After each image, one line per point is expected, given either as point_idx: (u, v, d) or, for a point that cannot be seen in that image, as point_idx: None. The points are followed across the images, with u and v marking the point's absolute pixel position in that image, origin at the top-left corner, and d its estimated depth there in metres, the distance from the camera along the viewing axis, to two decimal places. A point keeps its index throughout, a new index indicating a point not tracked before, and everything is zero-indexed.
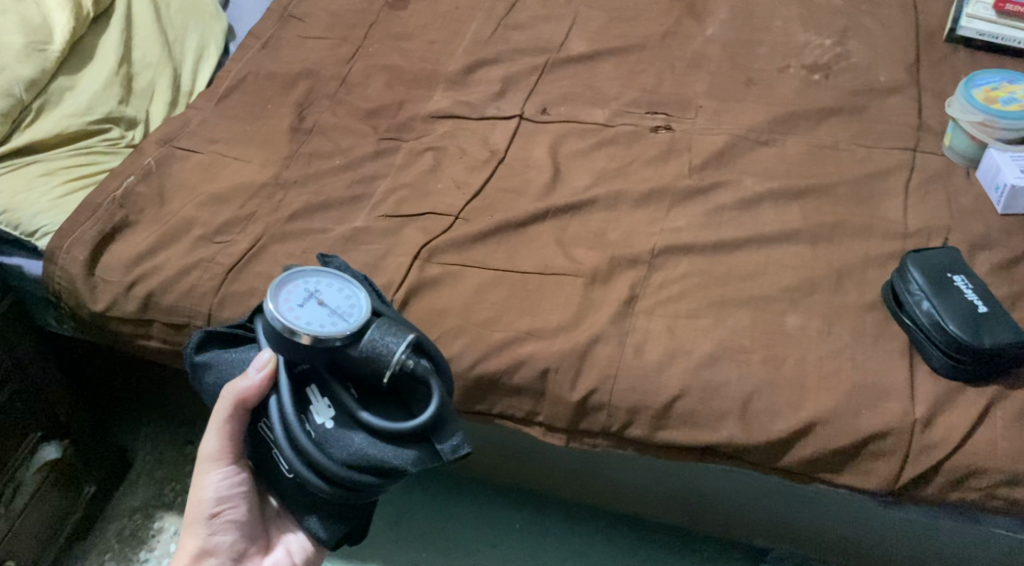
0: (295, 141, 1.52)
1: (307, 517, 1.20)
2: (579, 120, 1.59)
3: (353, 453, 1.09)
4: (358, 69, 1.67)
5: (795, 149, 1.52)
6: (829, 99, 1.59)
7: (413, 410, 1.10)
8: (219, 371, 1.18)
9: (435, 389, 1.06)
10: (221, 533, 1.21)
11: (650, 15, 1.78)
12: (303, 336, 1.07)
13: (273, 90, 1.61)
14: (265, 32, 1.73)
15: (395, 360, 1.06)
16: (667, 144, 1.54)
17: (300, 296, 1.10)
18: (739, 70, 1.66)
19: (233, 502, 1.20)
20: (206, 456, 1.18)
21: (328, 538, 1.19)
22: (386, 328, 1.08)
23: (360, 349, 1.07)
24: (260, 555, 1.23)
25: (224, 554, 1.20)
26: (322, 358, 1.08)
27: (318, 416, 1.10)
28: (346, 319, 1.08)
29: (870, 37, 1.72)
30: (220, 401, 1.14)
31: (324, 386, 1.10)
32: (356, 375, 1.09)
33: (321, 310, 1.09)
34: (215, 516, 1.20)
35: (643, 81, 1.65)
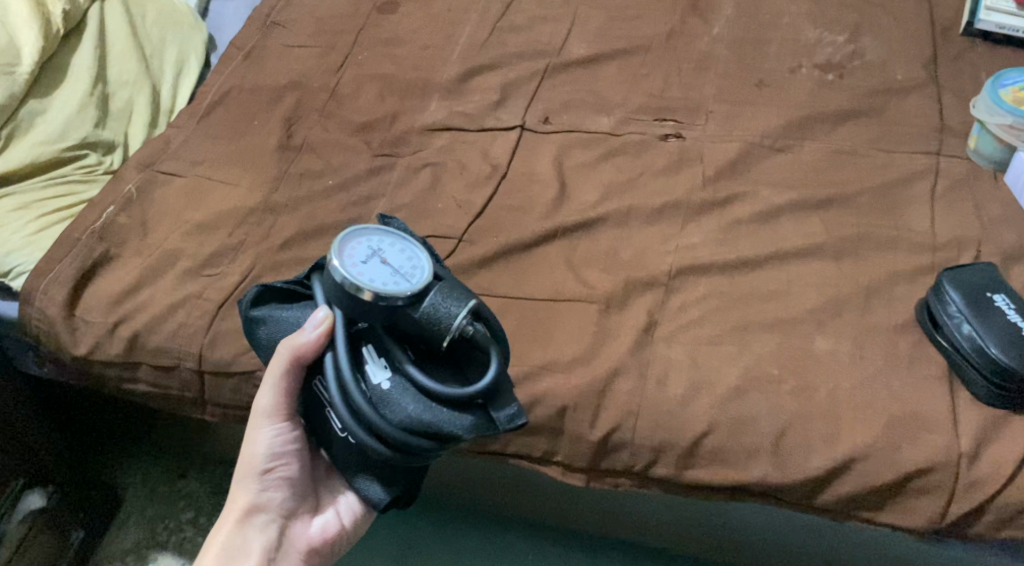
0: (285, 161, 1.43)
1: (358, 476, 1.13)
2: (584, 129, 1.51)
3: (407, 417, 1.01)
4: (348, 78, 1.58)
5: (812, 155, 1.44)
6: (846, 101, 1.51)
7: (471, 377, 1.03)
8: (272, 327, 1.11)
9: (495, 357, 0.99)
10: (272, 491, 1.15)
11: (652, 14, 1.70)
12: (364, 292, 1.00)
13: (259, 104, 1.52)
14: (248, 41, 1.64)
15: (455, 326, 0.99)
16: (678, 153, 1.46)
17: (362, 252, 1.03)
18: (749, 71, 1.59)
19: (286, 459, 1.15)
20: (260, 410, 1.12)
21: (380, 500, 1.12)
22: (450, 293, 1.01)
23: (420, 312, 1.00)
24: (308, 516, 1.17)
25: (274, 511, 1.15)
26: (380, 318, 1.01)
27: (374, 376, 1.03)
28: (408, 279, 1.01)
29: (883, 33, 1.64)
30: (276, 355, 1.07)
31: (381, 346, 1.03)
32: (413, 338, 1.02)
33: (384, 268, 1.02)
34: (267, 473, 1.15)
35: (649, 85, 1.57)
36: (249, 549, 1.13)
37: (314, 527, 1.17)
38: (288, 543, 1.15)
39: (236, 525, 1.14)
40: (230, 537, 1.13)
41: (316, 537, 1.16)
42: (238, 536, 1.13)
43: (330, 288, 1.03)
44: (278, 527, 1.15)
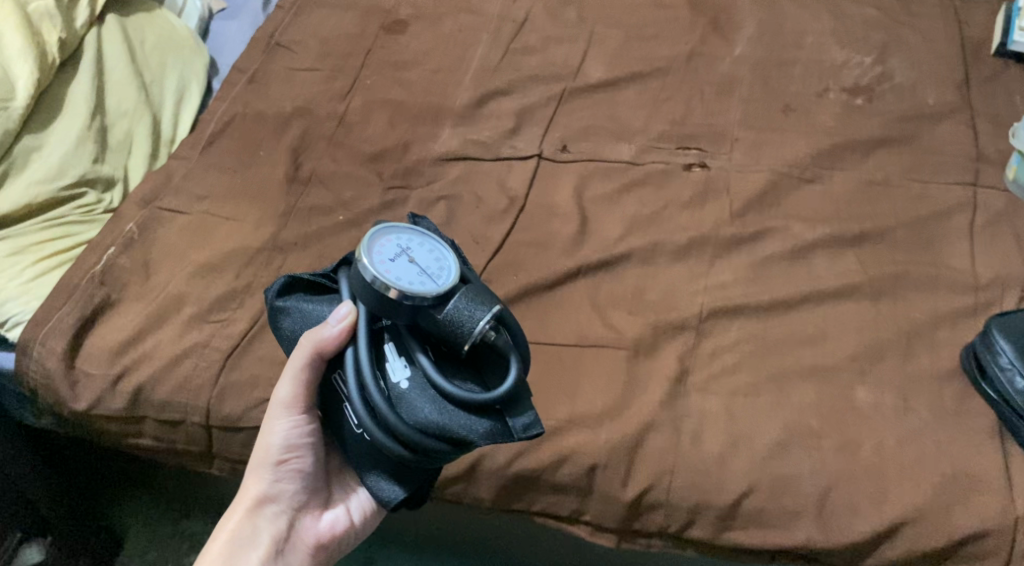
0: (293, 194, 1.37)
1: (373, 471, 1.05)
2: (604, 158, 1.46)
3: (423, 418, 0.98)
4: (356, 104, 1.52)
5: (844, 186, 1.38)
6: (877, 127, 1.45)
7: (490, 383, 0.99)
8: (296, 319, 1.07)
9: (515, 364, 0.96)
10: (285, 482, 1.10)
11: (670, 34, 1.64)
12: (390, 289, 0.96)
13: (265, 133, 1.46)
14: (251, 65, 1.58)
15: (477, 331, 0.96)
16: (703, 184, 1.40)
17: (391, 251, 0.99)
18: (775, 94, 1.52)
19: (301, 452, 1.10)
20: (279, 402, 1.07)
21: (389, 496, 1.04)
22: (475, 297, 0.97)
23: (444, 314, 0.96)
24: (319, 509, 1.12)
25: (285, 503, 1.10)
26: (403, 317, 0.98)
27: (394, 375, 0.99)
28: (434, 279, 0.97)
29: (911, 53, 1.58)
30: (298, 347, 1.03)
31: (403, 346, 1.00)
32: (436, 339, 0.98)
33: (411, 266, 0.98)
34: (280, 464, 1.10)
35: (671, 110, 1.51)
36: (257, 539, 1.08)
37: (324, 523, 1.12)
38: (296, 537, 1.10)
39: (246, 515, 1.09)
40: (239, 527, 1.08)
41: (325, 532, 1.11)
42: (247, 526, 1.08)
43: (357, 282, 0.99)
44: (288, 519, 1.10)
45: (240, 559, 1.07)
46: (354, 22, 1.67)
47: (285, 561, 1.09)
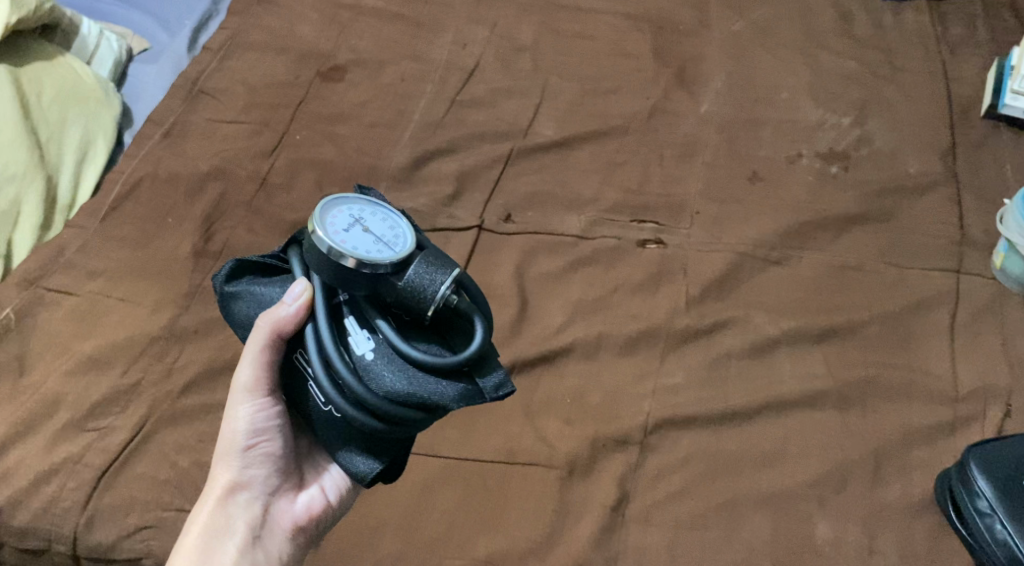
0: (199, 270, 1.23)
1: (343, 447, 0.96)
2: (551, 232, 1.32)
3: (393, 390, 0.91)
4: (281, 164, 1.38)
5: (813, 270, 1.24)
6: (851, 201, 1.31)
7: (455, 348, 0.94)
8: (247, 306, 1.00)
9: (480, 326, 0.91)
10: (255, 466, 1.00)
11: (631, 87, 1.51)
12: (348, 258, 0.90)
13: (175, 197, 1.32)
14: (168, 114, 1.43)
15: (439, 295, 0.90)
16: (658, 263, 1.26)
17: (344, 220, 0.93)
18: (741, 160, 1.39)
19: (270, 433, 1.00)
20: (240, 384, 0.98)
21: (363, 472, 0.95)
22: (434, 260, 0.91)
23: (405, 281, 0.91)
24: (293, 493, 1.01)
25: (258, 489, 1.00)
26: (362, 287, 0.92)
27: (357, 348, 0.93)
28: (392, 246, 0.92)
29: (893, 113, 1.45)
30: (254, 330, 0.95)
31: (363, 317, 0.93)
32: (397, 307, 0.92)
33: (366, 236, 0.92)
34: (248, 448, 0.99)
35: (626, 177, 1.38)
36: (230, 531, 0.97)
37: (300, 504, 1.01)
38: (272, 523, 0.99)
39: (216, 507, 0.98)
40: (209, 521, 0.98)
41: (302, 514, 1.00)
42: (218, 518, 0.98)
43: (313, 253, 0.92)
44: (262, 505, 1.00)
45: (216, 551, 0.96)
46: (287, 67, 1.53)
47: (263, 548, 0.98)
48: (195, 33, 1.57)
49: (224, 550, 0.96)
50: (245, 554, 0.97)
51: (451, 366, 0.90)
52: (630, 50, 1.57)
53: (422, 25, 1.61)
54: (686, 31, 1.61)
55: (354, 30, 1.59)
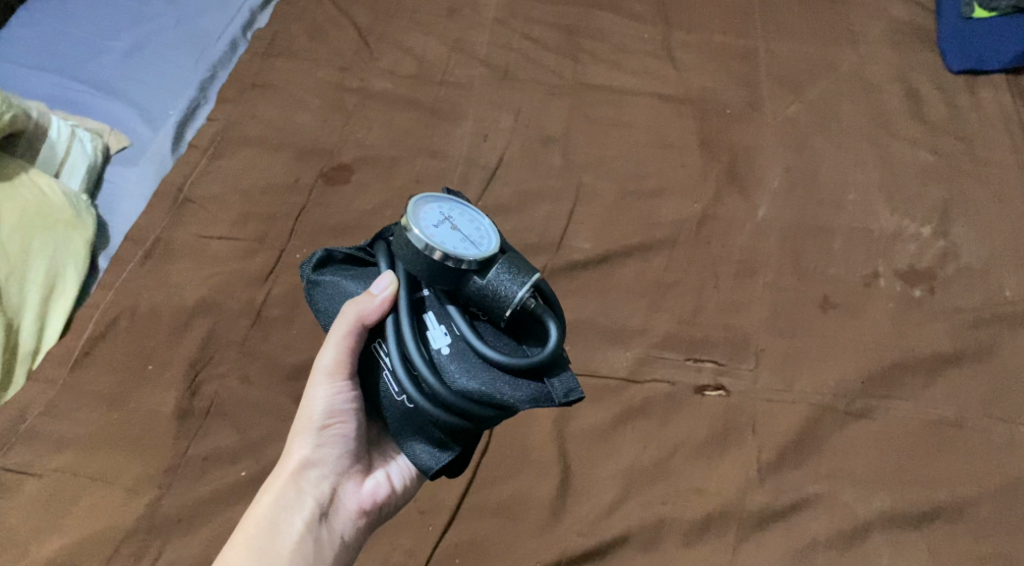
0: (184, 436, 1.05)
1: (411, 439, 0.93)
2: (592, 373, 1.13)
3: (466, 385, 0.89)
4: (279, 291, 1.19)
5: (904, 429, 1.07)
6: (943, 336, 1.13)
7: (528, 350, 0.92)
8: (329, 295, 0.97)
9: (555, 331, 0.89)
10: (329, 446, 0.97)
11: (677, 187, 1.32)
12: (435, 252, 0.88)
13: (157, 338, 1.13)
14: (150, 231, 1.24)
15: (519, 298, 0.88)
16: (721, 418, 1.08)
17: (433, 216, 0.91)
18: (811, 281, 1.20)
19: (346, 416, 0.97)
20: (322, 365, 0.94)
21: (427, 461, 0.92)
22: (517, 265, 0.89)
23: (487, 281, 0.89)
24: (360, 476, 0.99)
25: (329, 469, 0.97)
26: (445, 282, 0.89)
27: (434, 343, 0.90)
28: (479, 245, 0.89)
29: (981, 219, 1.26)
30: (340, 316, 0.92)
31: (442, 311, 0.91)
32: (476, 305, 0.90)
33: (454, 233, 0.90)
34: (323, 428, 0.96)
35: (678, 303, 1.19)
36: (299, 508, 0.95)
37: (368, 488, 0.99)
38: (339, 503, 0.97)
39: (286, 482, 0.95)
40: (278, 497, 0.95)
41: (368, 499, 0.98)
42: (287, 493, 0.95)
43: (402, 242, 0.90)
44: (331, 485, 0.97)
45: (282, 526, 0.94)
46: (286, 168, 1.34)
47: (328, 527, 0.96)
48: (182, 127, 1.39)
49: (291, 525, 0.94)
50: (312, 531, 0.94)
51: (525, 368, 0.88)
52: (673, 140, 1.38)
53: (439, 113, 1.43)
54: (734, 115, 1.42)
55: (362, 119, 1.41)
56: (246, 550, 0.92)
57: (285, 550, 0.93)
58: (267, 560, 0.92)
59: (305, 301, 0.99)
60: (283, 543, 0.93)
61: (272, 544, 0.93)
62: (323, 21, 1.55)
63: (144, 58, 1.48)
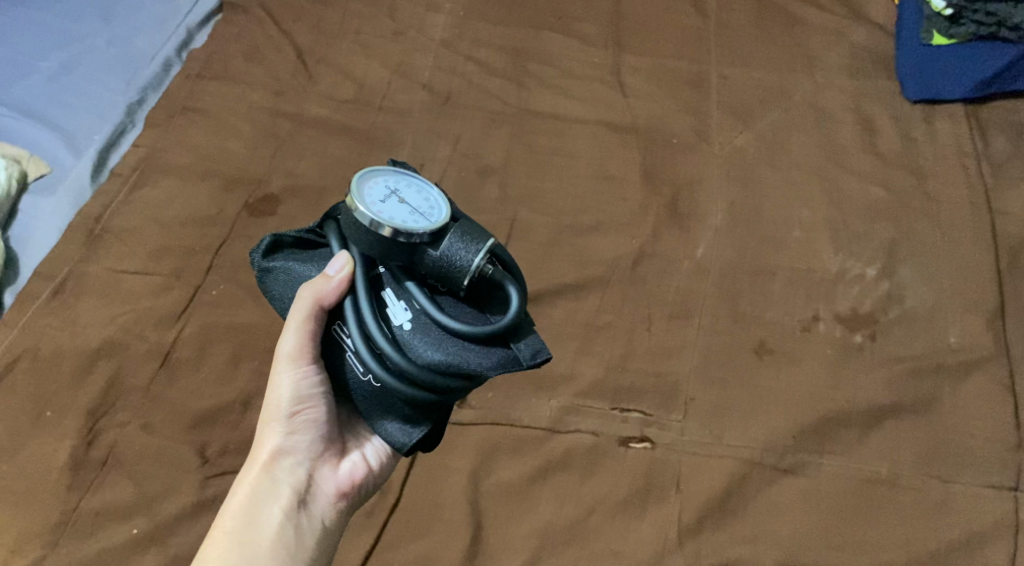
0: (76, 489, 1.03)
1: (380, 418, 0.92)
2: (513, 423, 1.07)
3: (432, 358, 0.87)
4: (189, 334, 1.14)
5: (834, 488, 1.02)
6: (881, 387, 1.08)
7: (491, 317, 0.90)
8: (283, 281, 0.95)
9: (515, 294, 0.87)
10: (301, 432, 0.95)
11: (615, 222, 1.26)
12: (383, 228, 0.87)
13: (58, 383, 1.09)
14: (62, 265, 1.19)
15: (474, 266, 0.87)
16: (643, 474, 1.03)
17: (379, 192, 0.89)
18: (748, 325, 1.14)
19: (316, 399, 0.95)
20: (285, 351, 0.93)
21: (401, 440, 0.91)
22: (469, 232, 0.88)
23: (440, 252, 0.87)
24: (336, 459, 0.97)
25: (304, 454, 0.95)
26: (399, 257, 0.88)
27: (395, 320, 0.89)
28: (428, 216, 0.88)
29: (929, 261, 1.21)
30: (298, 299, 0.90)
31: (400, 287, 0.89)
32: (432, 276, 0.88)
33: (402, 207, 0.88)
34: (294, 414, 0.95)
35: (608, 347, 1.13)
36: (276, 496, 0.93)
37: (344, 469, 0.97)
38: (317, 488, 0.96)
39: (260, 473, 0.94)
40: (254, 488, 0.93)
41: (346, 480, 0.97)
42: (263, 483, 0.93)
43: (350, 220, 0.88)
44: (307, 471, 0.95)
45: (260, 516, 0.92)
46: (210, 197, 1.29)
47: (308, 513, 0.94)
48: (104, 153, 1.34)
49: (270, 514, 0.92)
50: (291, 517, 0.93)
51: (488, 335, 0.86)
52: (614, 172, 1.32)
53: (375, 141, 1.37)
54: (680, 145, 1.36)
55: (293, 146, 1.35)
56: (226, 545, 0.91)
57: (266, 539, 0.91)
58: (249, 552, 0.90)
59: (259, 290, 0.97)
60: (264, 532, 0.91)
61: (252, 535, 0.91)
62: (262, 42, 1.47)
63: (71, 79, 1.42)
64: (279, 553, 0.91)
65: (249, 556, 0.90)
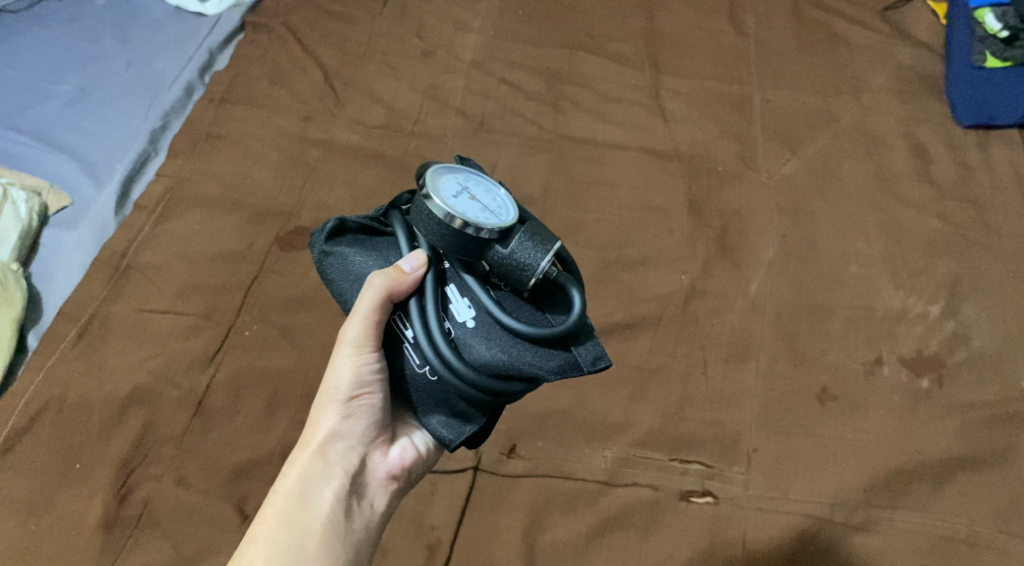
0: (110, 551, 0.99)
1: (429, 412, 0.87)
2: (568, 475, 1.04)
3: (491, 357, 0.83)
4: (222, 379, 1.08)
5: (910, 546, 1.01)
6: (954, 436, 1.06)
7: (552, 317, 0.85)
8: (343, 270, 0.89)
9: (579, 299, 0.82)
10: (358, 416, 0.90)
11: (665, 256, 1.19)
12: (454, 222, 0.81)
13: (86, 434, 1.04)
14: (87, 305, 1.13)
15: (540, 270, 0.82)
16: (708, 532, 1.01)
17: (451, 187, 0.83)
18: (809, 368, 1.10)
19: (374, 386, 0.89)
20: (348, 336, 0.86)
21: (450, 436, 0.87)
22: (539, 233, 0.82)
23: (507, 252, 0.82)
24: (386, 444, 0.92)
25: (357, 440, 0.90)
26: (464, 254, 0.83)
27: (456, 315, 0.84)
28: (497, 215, 0.82)
29: (994, 298, 1.16)
30: (368, 286, 0.84)
31: (463, 282, 0.85)
32: (498, 273, 0.83)
33: (473, 204, 0.83)
34: (351, 399, 0.89)
35: (664, 394, 1.08)
36: (327, 482, 0.88)
37: (396, 455, 0.92)
38: (368, 474, 0.90)
39: (312, 456, 0.89)
40: (305, 470, 0.88)
41: (397, 467, 0.92)
42: (315, 466, 0.88)
43: (421, 211, 0.83)
44: (360, 456, 0.90)
45: (310, 502, 0.87)
46: (238, 229, 1.20)
47: (359, 500, 0.89)
48: (127, 185, 1.27)
49: (320, 498, 0.87)
50: (342, 504, 0.88)
51: (550, 337, 0.82)
52: (659, 202, 1.24)
53: (410, 169, 1.27)
54: (725, 173, 1.26)
55: (324, 175, 1.26)
56: (274, 527, 0.86)
57: (317, 525, 0.86)
58: (297, 536, 0.86)
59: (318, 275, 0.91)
60: (313, 520, 0.87)
61: (301, 519, 0.86)
62: (287, 64, 1.37)
63: (89, 104, 1.35)
64: (329, 542, 0.86)
65: (297, 542, 0.85)
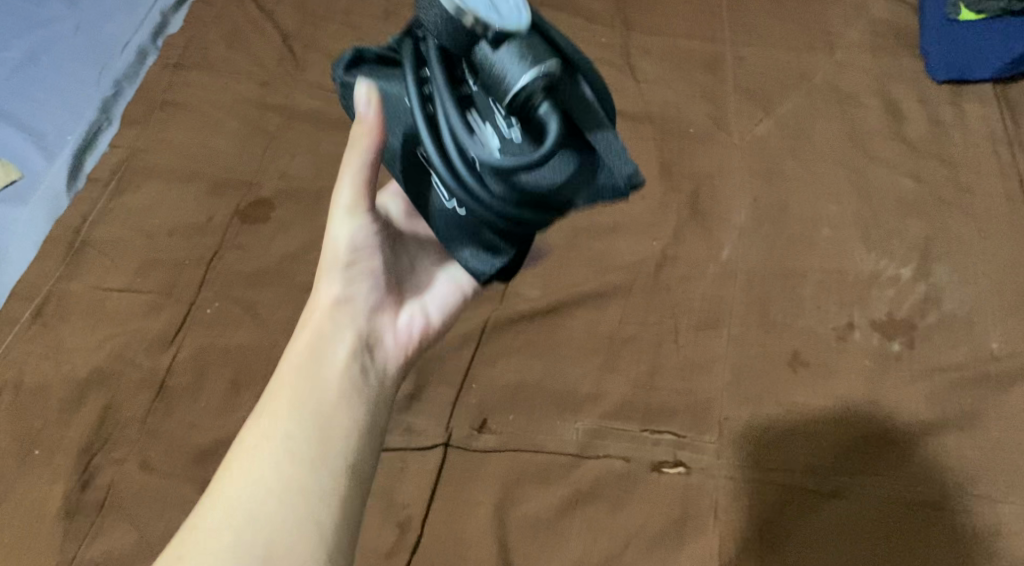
0: (73, 536, 0.97)
1: (457, 246, 0.85)
2: (539, 449, 1.03)
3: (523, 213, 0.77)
4: (185, 358, 1.06)
5: (881, 511, 1.00)
6: (925, 400, 1.06)
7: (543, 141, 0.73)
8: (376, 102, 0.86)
9: (554, 128, 0.70)
10: (358, 281, 0.88)
11: (635, 222, 1.17)
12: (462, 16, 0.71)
13: (46, 418, 1.02)
14: (42, 284, 1.10)
15: (517, 90, 0.70)
16: (679, 503, 1.00)
17: None
18: (781, 334, 1.09)
19: (373, 247, 0.88)
20: (341, 202, 0.87)
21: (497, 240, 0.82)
22: (528, 49, 0.70)
23: (493, 60, 0.71)
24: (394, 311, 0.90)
25: (366, 307, 0.88)
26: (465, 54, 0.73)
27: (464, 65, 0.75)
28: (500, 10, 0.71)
29: (966, 259, 1.15)
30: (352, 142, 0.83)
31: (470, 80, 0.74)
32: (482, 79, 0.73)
33: None
34: (350, 263, 0.87)
35: (635, 363, 1.07)
36: (340, 336, 0.86)
37: (403, 325, 0.90)
38: (381, 340, 0.88)
39: (323, 315, 0.87)
40: (316, 330, 0.86)
41: (405, 334, 0.90)
42: (327, 325, 0.86)
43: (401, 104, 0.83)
44: (370, 322, 0.88)
45: (325, 354, 0.85)
46: (197, 202, 1.17)
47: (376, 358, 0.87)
48: (79, 156, 1.23)
49: (335, 355, 0.85)
50: (356, 359, 0.86)
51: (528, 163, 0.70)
52: None
53: None
54: (698, 135, 1.24)
55: (285, 143, 1.22)
56: (288, 392, 0.83)
57: (332, 377, 0.84)
58: (311, 394, 0.83)
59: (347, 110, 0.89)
60: (325, 378, 0.84)
61: (316, 374, 0.84)
62: (245, 26, 1.32)
63: (37, 72, 1.30)
64: (347, 390, 0.84)
65: (313, 392, 0.83)
